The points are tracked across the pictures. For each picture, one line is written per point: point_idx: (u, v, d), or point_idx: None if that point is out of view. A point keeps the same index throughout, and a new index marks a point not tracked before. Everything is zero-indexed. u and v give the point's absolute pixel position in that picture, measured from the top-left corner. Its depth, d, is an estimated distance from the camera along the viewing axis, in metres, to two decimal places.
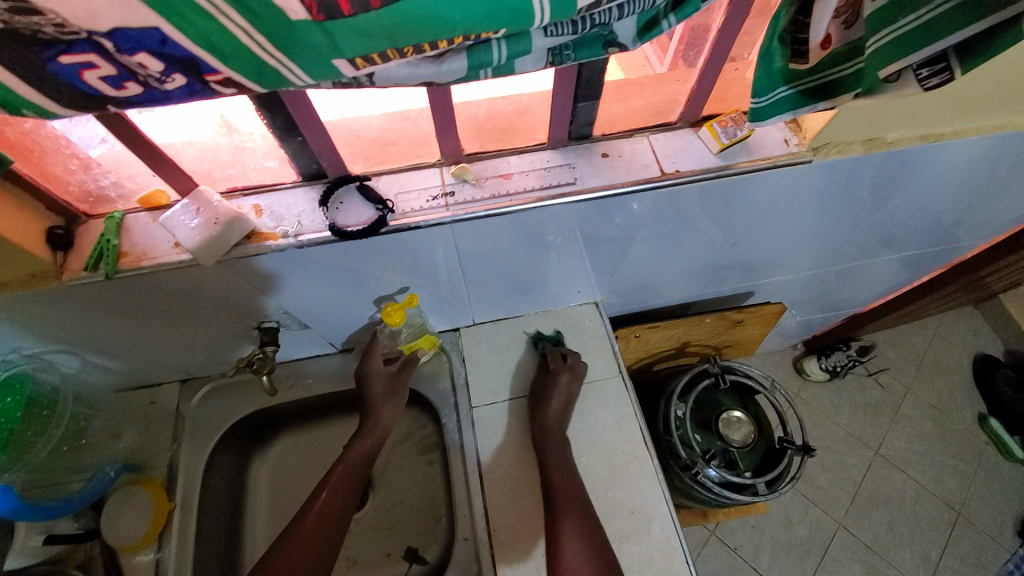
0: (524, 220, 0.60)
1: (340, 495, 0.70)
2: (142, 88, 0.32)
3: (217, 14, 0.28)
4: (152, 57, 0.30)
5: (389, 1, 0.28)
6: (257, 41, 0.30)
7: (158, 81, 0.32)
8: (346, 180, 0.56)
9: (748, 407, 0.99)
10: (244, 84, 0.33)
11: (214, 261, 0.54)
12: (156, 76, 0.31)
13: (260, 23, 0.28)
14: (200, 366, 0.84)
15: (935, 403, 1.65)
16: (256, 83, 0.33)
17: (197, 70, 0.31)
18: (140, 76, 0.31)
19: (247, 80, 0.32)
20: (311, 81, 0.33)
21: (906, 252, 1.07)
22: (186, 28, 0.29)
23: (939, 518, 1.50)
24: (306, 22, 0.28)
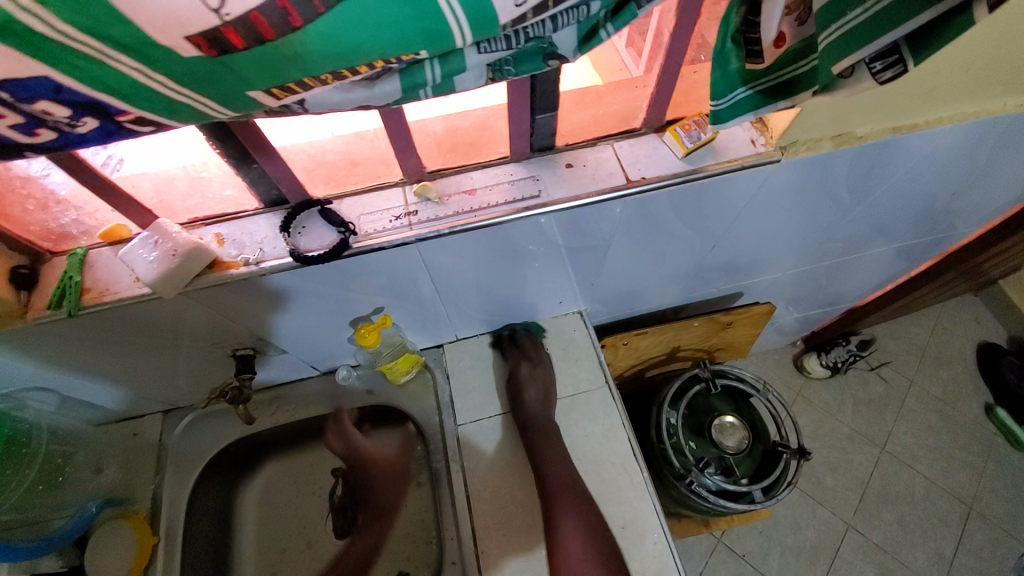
0: (490, 235, 0.59)
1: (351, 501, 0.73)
2: (55, 133, 0.32)
3: (107, 60, 0.27)
4: (55, 104, 0.30)
5: (283, 32, 0.27)
6: (156, 81, 0.29)
7: (69, 125, 0.32)
8: (307, 205, 0.55)
9: (742, 411, 0.98)
10: (159, 121, 0.33)
11: (175, 292, 0.53)
12: (66, 121, 0.31)
13: (155, 64, 0.28)
14: (181, 396, 0.83)
15: (940, 395, 1.62)
16: (171, 118, 0.32)
17: (106, 112, 0.31)
18: (49, 122, 0.31)
19: (159, 116, 0.32)
20: (229, 113, 0.33)
21: (894, 244, 1.06)
22: (83, 76, 0.28)
23: (952, 513, 1.46)
24: (200, 58, 0.28)
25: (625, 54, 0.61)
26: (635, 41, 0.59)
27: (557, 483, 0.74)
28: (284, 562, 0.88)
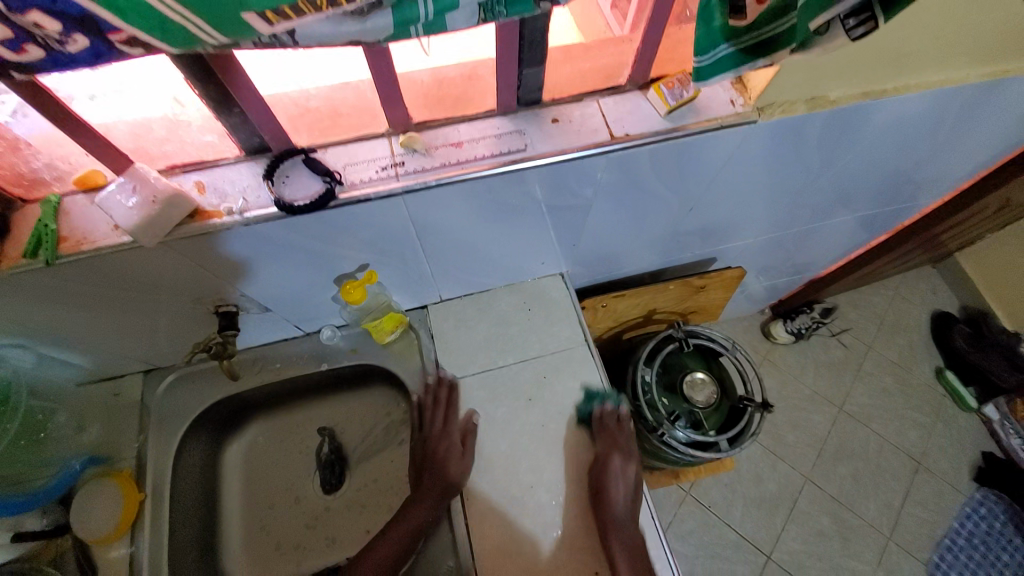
0: (477, 189, 0.60)
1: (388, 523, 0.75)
2: (42, 52, 0.33)
3: None
4: (46, 17, 0.30)
5: None
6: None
7: (59, 42, 0.32)
8: (290, 154, 0.55)
9: (712, 369, 1.03)
10: (152, 44, 0.33)
11: (157, 241, 0.53)
12: (57, 37, 0.31)
13: None
14: (162, 356, 0.82)
15: (895, 360, 1.74)
16: (166, 43, 0.33)
17: (97, 28, 0.31)
18: (38, 38, 0.32)
19: (154, 39, 0.32)
20: (225, 41, 0.33)
21: (860, 212, 1.11)
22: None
23: (901, 467, 1.59)
24: None
25: (609, 16, 0.59)
26: (619, 2, 0.57)
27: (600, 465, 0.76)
28: (273, 518, 0.89)
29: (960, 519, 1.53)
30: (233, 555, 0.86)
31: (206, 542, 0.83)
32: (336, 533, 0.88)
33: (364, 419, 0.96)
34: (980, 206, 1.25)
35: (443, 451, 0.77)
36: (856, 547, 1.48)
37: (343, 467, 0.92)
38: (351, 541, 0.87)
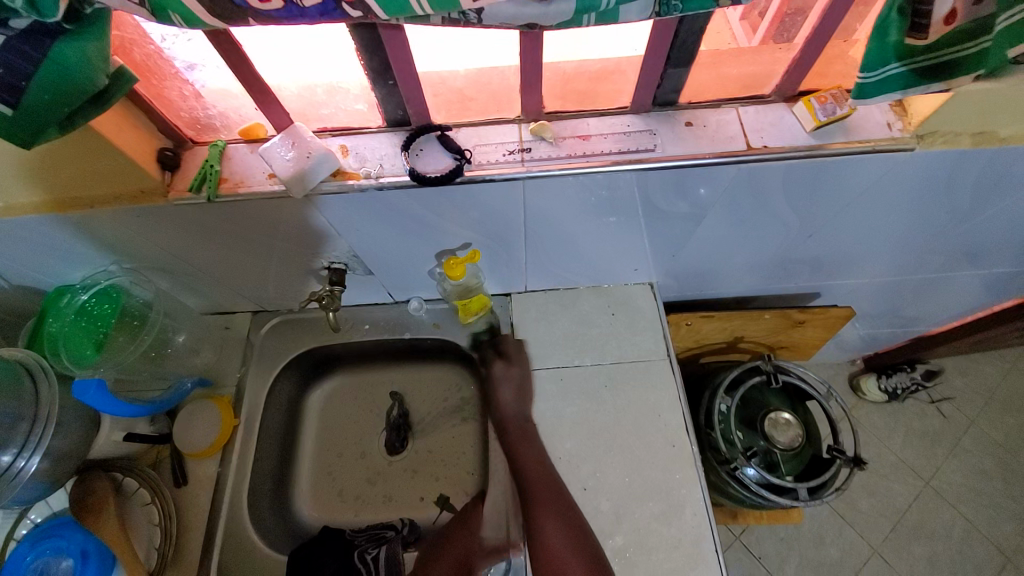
0: (595, 184, 0.59)
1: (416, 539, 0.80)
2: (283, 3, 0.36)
3: None
4: None
5: None
6: None
7: None
8: (427, 129, 0.58)
9: (798, 410, 0.95)
10: (368, 5, 0.36)
11: (303, 194, 0.57)
12: None
13: None
14: (270, 300, 0.90)
15: (1004, 443, 1.54)
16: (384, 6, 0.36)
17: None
18: None
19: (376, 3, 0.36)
20: (427, 13, 0.36)
21: (998, 270, 0.98)
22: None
23: (991, 564, 1.40)
24: None
25: (737, 27, 0.58)
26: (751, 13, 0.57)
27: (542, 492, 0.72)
28: (339, 466, 0.95)
29: None
30: (303, 493, 0.92)
31: (280, 477, 0.90)
32: (393, 493, 0.92)
33: (432, 392, 0.99)
34: None
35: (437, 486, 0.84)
36: None
37: (408, 432, 0.95)
38: (406, 504, 0.91)
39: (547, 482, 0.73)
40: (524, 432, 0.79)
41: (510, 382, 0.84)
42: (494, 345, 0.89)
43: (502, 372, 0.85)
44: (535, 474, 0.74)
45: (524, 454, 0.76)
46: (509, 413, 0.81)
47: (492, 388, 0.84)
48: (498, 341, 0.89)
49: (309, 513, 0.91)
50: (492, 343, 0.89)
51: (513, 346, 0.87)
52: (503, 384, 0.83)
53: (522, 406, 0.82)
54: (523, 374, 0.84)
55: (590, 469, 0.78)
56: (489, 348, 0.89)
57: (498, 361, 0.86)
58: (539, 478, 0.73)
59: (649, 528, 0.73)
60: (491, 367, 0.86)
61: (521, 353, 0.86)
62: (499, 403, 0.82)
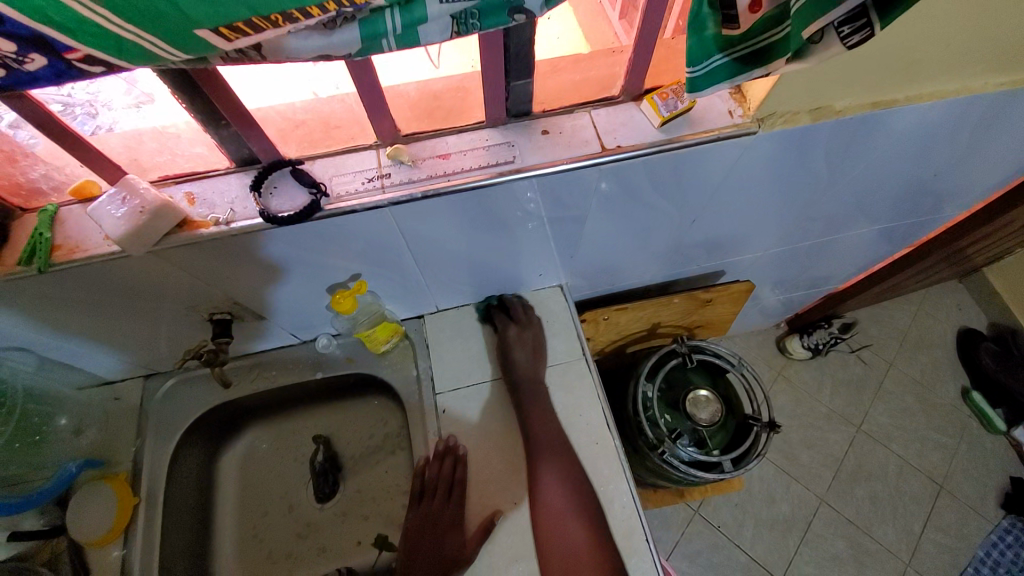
0: (465, 201, 0.59)
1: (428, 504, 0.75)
2: (5, 71, 0.33)
3: None
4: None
5: None
6: (105, 16, 0.29)
7: (17, 61, 0.32)
8: (278, 165, 0.55)
9: (717, 386, 0.99)
10: (108, 60, 0.33)
11: (145, 250, 0.53)
12: (13, 57, 0.32)
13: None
14: (161, 361, 0.83)
15: (918, 379, 1.69)
16: (122, 60, 0.32)
17: (53, 49, 0.32)
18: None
19: (110, 57, 0.32)
20: (184, 59, 0.34)
21: (878, 225, 1.06)
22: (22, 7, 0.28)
23: (924, 492, 1.53)
24: None
25: (617, 26, 0.60)
26: (628, 13, 0.58)
27: (545, 441, 0.77)
28: (266, 524, 0.89)
29: (988, 550, 1.46)
30: (226, 560, 0.86)
31: (199, 549, 0.84)
32: (327, 541, 0.88)
33: (359, 427, 0.95)
34: (1007, 218, 1.19)
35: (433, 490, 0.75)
36: None
37: (337, 476, 0.91)
38: (342, 550, 0.87)
39: (561, 450, 0.77)
40: (538, 397, 0.81)
41: (523, 346, 0.84)
42: (520, 308, 0.88)
43: (516, 333, 0.85)
44: (547, 442, 0.77)
45: (539, 424, 0.78)
46: (526, 375, 0.82)
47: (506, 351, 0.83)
48: (513, 307, 0.89)
49: None
50: (505, 305, 0.89)
51: (528, 311, 0.88)
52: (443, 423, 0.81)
53: (537, 363, 0.83)
54: (539, 338, 0.85)
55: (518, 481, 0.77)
56: (516, 307, 0.88)
57: (511, 325, 0.85)
58: (545, 434, 0.78)
59: None
60: (505, 329, 0.85)
61: (532, 315, 0.88)
62: (512, 363, 0.83)
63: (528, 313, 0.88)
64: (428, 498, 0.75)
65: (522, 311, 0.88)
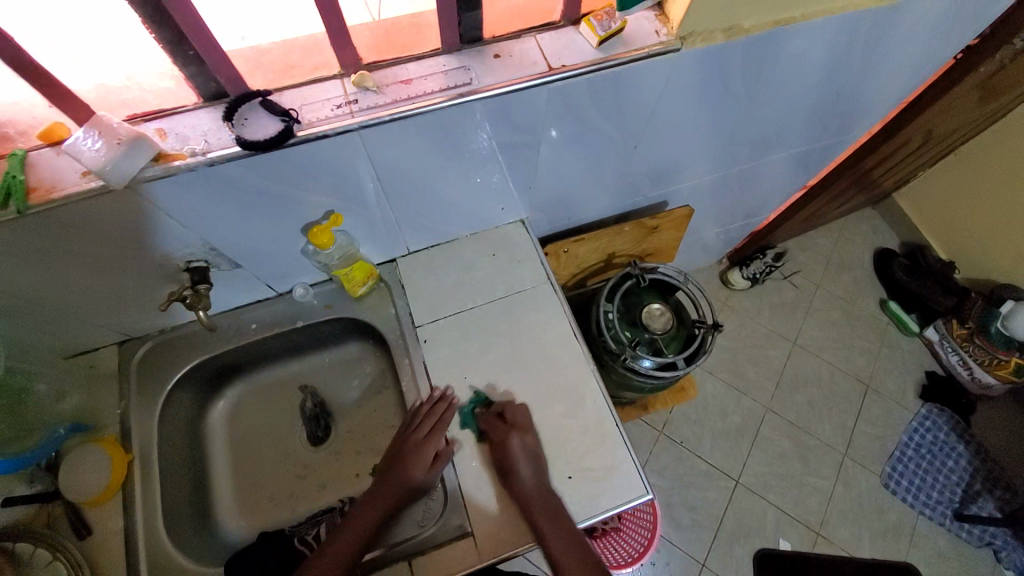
0: (429, 124, 0.64)
1: (392, 492, 0.76)
2: None
3: None
4: None
5: None
6: None
7: None
8: (246, 97, 0.58)
9: (668, 300, 1.11)
10: None
11: (124, 184, 0.56)
12: None
13: None
14: (137, 324, 0.84)
15: (843, 295, 1.91)
16: None
17: None
18: None
19: None
20: None
21: (795, 149, 1.20)
22: None
23: (852, 391, 1.75)
24: None
25: None
26: None
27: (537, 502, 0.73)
28: (263, 473, 0.92)
29: (908, 433, 1.70)
30: (228, 509, 0.89)
31: (199, 501, 0.86)
32: (326, 479, 0.93)
33: (345, 374, 1.00)
34: (904, 137, 1.36)
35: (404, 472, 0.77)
36: (815, 465, 1.63)
37: (328, 419, 0.96)
38: (342, 483, 0.92)
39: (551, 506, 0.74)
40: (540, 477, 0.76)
41: (527, 453, 0.77)
42: (498, 422, 0.79)
43: (517, 443, 0.77)
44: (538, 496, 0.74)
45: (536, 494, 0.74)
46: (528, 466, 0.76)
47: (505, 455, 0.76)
48: (500, 412, 0.81)
49: (239, 527, 0.88)
50: (494, 414, 0.80)
51: (518, 415, 0.80)
52: (426, 352, 0.87)
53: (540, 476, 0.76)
54: (536, 443, 0.78)
55: (500, 394, 0.84)
56: (495, 425, 0.78)
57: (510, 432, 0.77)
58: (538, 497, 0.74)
59: (561, 427, 0.82)
60: (504, 438, 0.77)
61: (526, 415, 0.80)
62: (519, 478, 0.75)
63: (518, 413, 0.80)
64: (414, 431, 0.80)
65: (500, 426, 0.78)
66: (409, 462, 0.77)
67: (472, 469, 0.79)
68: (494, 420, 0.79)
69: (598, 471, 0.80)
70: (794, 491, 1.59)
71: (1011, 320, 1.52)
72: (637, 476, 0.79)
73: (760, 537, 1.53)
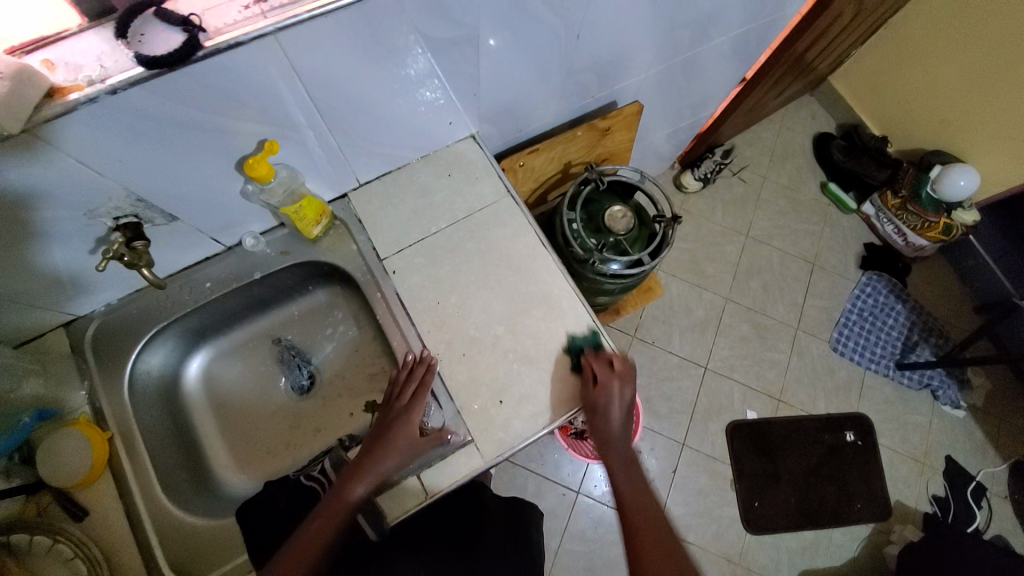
0: (351, 22, 0.58)
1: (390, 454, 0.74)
2: None
3: None
4: None
5: None
6: None
7: None
8: (138, 9, 0.51)
9: (628, 201, 1.12)
10: None
11: (22, 128, 0.49)
12: None
13: None
14: (78, 299, 0.78)
15: (788, 183, 1.98)
16: None
17: None
18: None
19: None
20: None
21: (735, 31, 1.18)
22: None
23: (802, 270, 1.87)
24: None
25: None
26: None
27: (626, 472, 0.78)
28: (256, 430, 0.92)
29: (852, 299, 1.85)
30: (228, 470, 0.89)
31: (194, 466, 0.85)
32: (321, 423, 0.93)
33: (317, 323, 0.97)
34: (836, 9, 1.36)
35: (396, 432, 0.75)
36: (773, 342, 1.77)
37: (309, 367, 0.96)
38: (337, 425, 0.93)
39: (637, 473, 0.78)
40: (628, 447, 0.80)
41: (623, 403, 0.80)
42: (602, 363, 0.80)
43: (618, 390, 0.79)
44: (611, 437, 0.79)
45: (627, 475, 0.78)
46: (616, 432, 0.79)
47: (602, 404, 0.79)
48: (608, 358, 0.81)
49: (241, 484, 0.88)
50: (602, 358, 0.81)
51: (625, 364, 0.81)
52: (396, 282, 0.86)
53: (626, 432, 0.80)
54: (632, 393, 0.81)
55: (478, 311, 0.85)
56: (600, 367, 0.80)
57: (613, 381, 0.79)
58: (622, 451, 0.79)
59: (545, 332, 0.84)
60: (606, 386, 0.79)
61: (597, 363, 0.80)
62: (610, 421, 0.79)
63: (626, 365, 0.81)
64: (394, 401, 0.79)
65: (605, 368, 0.80)
66: (391, 437, 0.75)
67: (463, 384, 0.81)
68: (601, 361, 0.81)
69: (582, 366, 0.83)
70: (756, 366, 1.73)
71: (939, 183, 1.65)
72: (618, 365, 0.83)
73: (731, 412, 1.68)
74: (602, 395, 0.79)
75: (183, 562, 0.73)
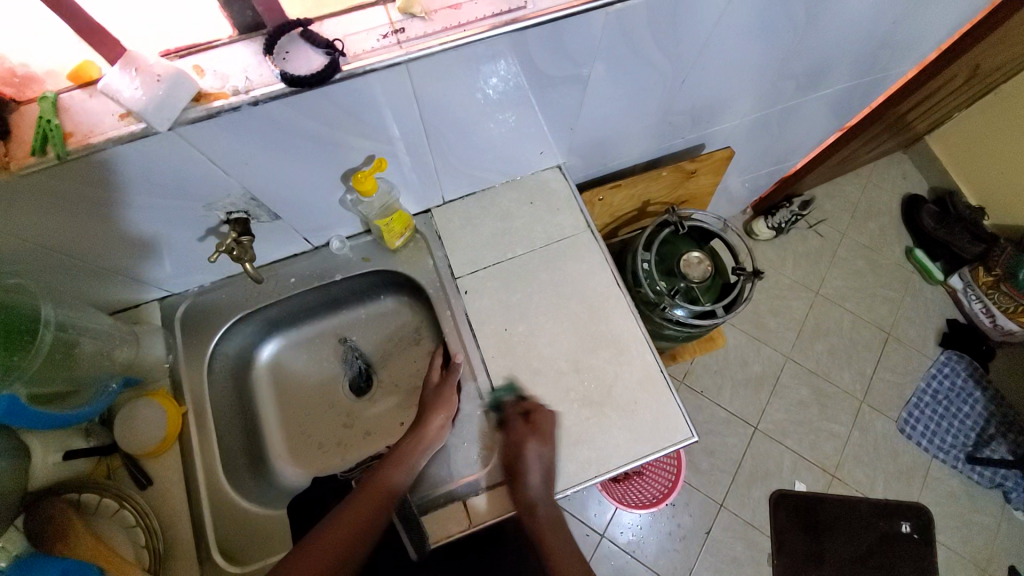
0: (476, 55, 0.60)
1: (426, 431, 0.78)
2: None
3: None
4: None
5: None
6: None
7: None
8: (285, 29, 0.54)
9: (705, 248, 1.09)
10: None
11: (167, 126, 0.53)
12: None
13: None
14: (175, 279, 0.83)
15: (868, 244, 1.87)
16: None
17: None
18: None
19: None
20: None
21: (840, 86, 1.13)
22: None
23: (873, 338, 1.75)
24: None
25: None
26: None
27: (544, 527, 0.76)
28: (312, 424, 0.94)
29: (926, 378, 1.71)
30: (283, 459, 0.92)
31: (252, 450, 0.89)
32: (372, 426, 0.94)
33: (381, 329, 1.00)
34: (951, 74, 1.28)
35: (431, 406, 0.81)
36: (833, 411, 1.66)
37: (370, 371, 0.98)
38: (387, 431, 0.94)
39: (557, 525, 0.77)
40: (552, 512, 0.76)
41: (544, 463, 0.75)
42: (521, 416, 0.77)
43: (535, 452, 0.75)
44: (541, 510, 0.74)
45: (550, 533, 0.76)
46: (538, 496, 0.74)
47: (520, 469, 0.75)
48: (527, 411, 0.79)
49: (294, 475, 0.91)
50: (521, 411, 0.78)
51: (549, 424, 0.77)
52: (467, 303, 0.86)
53: (549, 489, 0.75)
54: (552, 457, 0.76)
55: (544, 344, 0.84)
56: (518, 421, 0.77)
57: (528, 441, 0.75)
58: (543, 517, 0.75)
59: (610, 375, 0.83)
60: (521, 443, 0.75)
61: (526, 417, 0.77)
62: (526, 485, 0.74)
63: (548, 421, 0.77)
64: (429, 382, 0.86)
65: (522, 424, 0.77)
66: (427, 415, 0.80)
67: (505, 399, 0.81)
68: (517, 418, 0.77)
69: (643, 414, 0.80)
70: (812, 435, 1.63)
71: None
72: (682, 422, 0.80)
73: (778, 478, 1.58)
74: (517, 458, 0.75)
75: (228, 544, 0.76)
